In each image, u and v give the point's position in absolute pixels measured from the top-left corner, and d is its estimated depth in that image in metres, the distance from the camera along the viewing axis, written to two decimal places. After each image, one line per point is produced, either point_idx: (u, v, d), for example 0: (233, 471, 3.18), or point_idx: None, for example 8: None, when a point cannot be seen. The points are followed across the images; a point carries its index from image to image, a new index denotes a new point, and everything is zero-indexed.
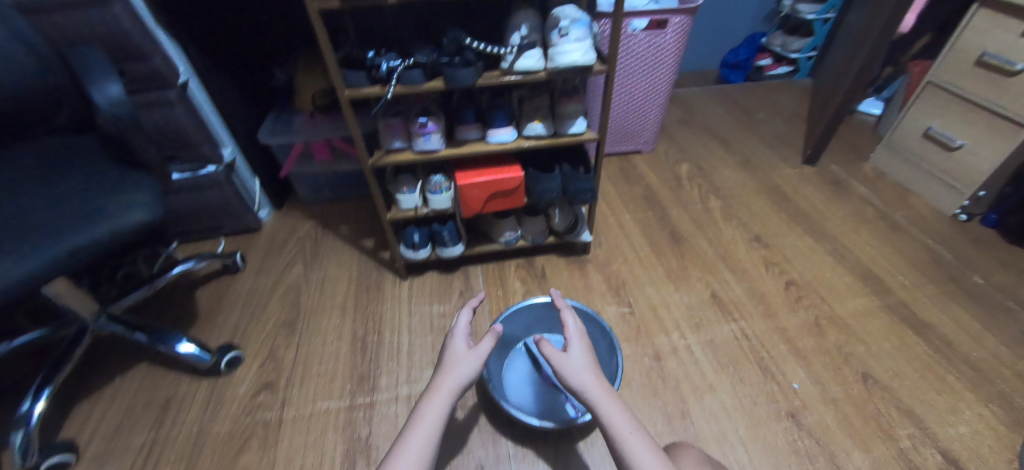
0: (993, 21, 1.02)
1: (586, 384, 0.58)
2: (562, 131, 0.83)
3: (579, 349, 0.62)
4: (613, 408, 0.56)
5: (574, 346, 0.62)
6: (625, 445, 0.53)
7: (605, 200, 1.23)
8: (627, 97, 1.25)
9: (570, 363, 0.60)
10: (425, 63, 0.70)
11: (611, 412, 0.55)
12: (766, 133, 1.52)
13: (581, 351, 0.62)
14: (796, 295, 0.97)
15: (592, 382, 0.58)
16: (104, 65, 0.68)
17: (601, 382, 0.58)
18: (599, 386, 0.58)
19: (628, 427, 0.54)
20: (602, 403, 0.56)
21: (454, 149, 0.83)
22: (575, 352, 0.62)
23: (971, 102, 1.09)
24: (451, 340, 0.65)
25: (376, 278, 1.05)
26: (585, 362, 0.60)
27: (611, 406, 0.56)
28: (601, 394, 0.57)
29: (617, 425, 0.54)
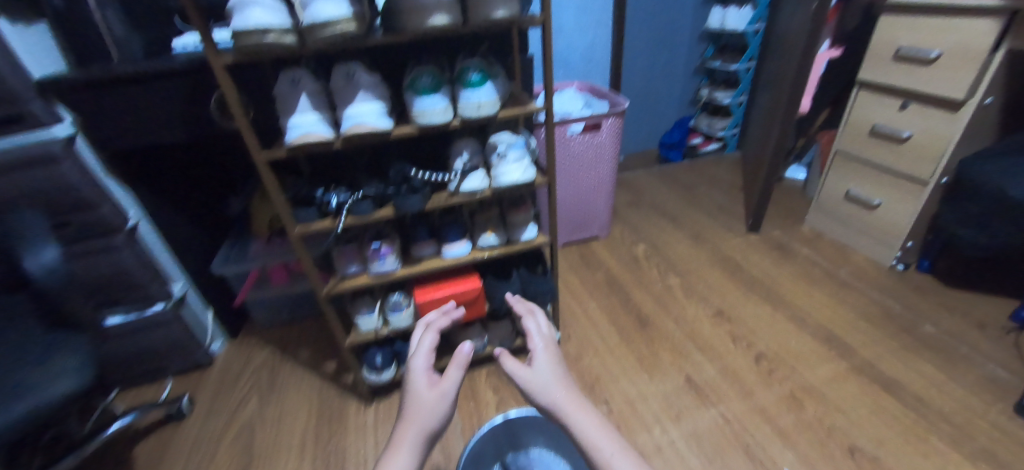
0: (874, 100, 1.19)
1: (552, 396, 0.52)
2: (514, 238, 0.87)
3: (545, 362, 0.58)
4: (584, 418, 0.49)
5: (538, 359, 0.58)
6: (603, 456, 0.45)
7: (569, 290, 1.25)
8: (577, 190, 1.33)
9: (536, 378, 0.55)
10: (373, 194, 0.72)
11: (583, 419, 0.49)
12: (709, 206, 1.63)
13: (548, 363, 0.57)
14: (767, 368, 0.98)
15: (561, 397, 0.52)
16: (43, 228, 0.67)
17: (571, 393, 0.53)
18: (568, 397, 0.52)
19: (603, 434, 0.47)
20: (572, 416, 0.50)
21: (410, 266, 0.84)
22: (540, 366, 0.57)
23: (876, 166, 1.22)
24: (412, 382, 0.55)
25: (339, 406, 0.98)
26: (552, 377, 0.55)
27: (583, 417, 0.49)
28: (571, 406, 0.50)
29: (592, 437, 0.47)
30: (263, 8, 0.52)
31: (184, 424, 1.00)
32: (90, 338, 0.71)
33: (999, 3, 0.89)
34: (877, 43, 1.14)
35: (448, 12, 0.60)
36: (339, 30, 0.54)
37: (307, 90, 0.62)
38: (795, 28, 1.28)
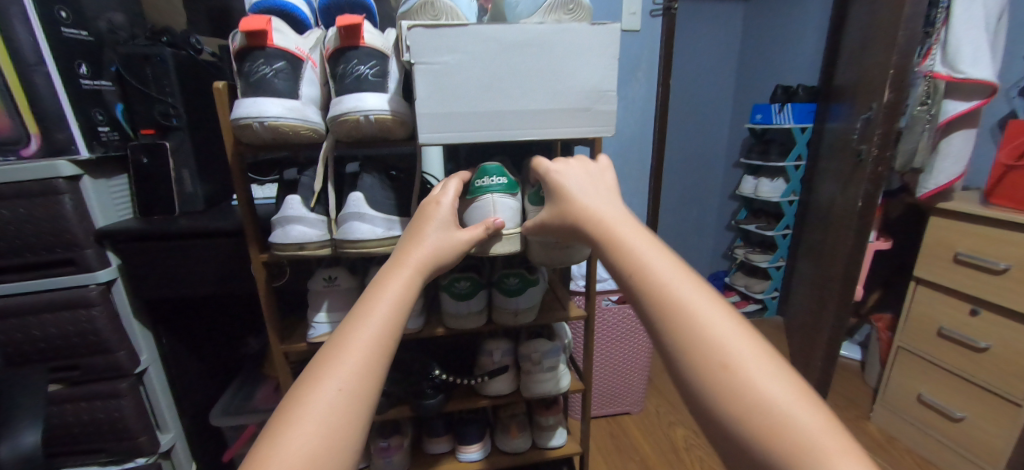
0: (936, 297, 1.11)
1: (613, 216, 0.46)
2: (541, 443, 0.76)
3: (573, 180, 0.51)
4: (639, 256, 0.41)
5: (567, 180, 0.52)
6: (669, 291, 0.39)
7: None
8: (608, 362, 1.24)
9: (595, 198, 0.48)
10: (391, 391, 0.66)
11: (644, 248, 0.42)
12: None
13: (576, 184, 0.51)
14: None
15: (625, 224, 0.45)
16: (38, 415, 0.67)
17: (629, 219, 0.46)
18: (627, 223, 0.45)
19: (670, 271, 0.40)
20: (628, 247, 0.42)
21: (420, 466, 0.74)
22: (585, 189, 0.50)
23: (953, 372, 1.08)
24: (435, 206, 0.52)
25: None
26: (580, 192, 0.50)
27: (644, 248, 0.42)
28: (630, 230, 0.44)
29: (654, 272, 0.40)
30: (305, 224, 0.54)
31: None
32: None
33: None
34: (929, 241, 1.10)
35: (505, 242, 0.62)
36: (365, 249, 0.53)
37: (341, 288, 0.61)
38: (837, 212, 1.27)
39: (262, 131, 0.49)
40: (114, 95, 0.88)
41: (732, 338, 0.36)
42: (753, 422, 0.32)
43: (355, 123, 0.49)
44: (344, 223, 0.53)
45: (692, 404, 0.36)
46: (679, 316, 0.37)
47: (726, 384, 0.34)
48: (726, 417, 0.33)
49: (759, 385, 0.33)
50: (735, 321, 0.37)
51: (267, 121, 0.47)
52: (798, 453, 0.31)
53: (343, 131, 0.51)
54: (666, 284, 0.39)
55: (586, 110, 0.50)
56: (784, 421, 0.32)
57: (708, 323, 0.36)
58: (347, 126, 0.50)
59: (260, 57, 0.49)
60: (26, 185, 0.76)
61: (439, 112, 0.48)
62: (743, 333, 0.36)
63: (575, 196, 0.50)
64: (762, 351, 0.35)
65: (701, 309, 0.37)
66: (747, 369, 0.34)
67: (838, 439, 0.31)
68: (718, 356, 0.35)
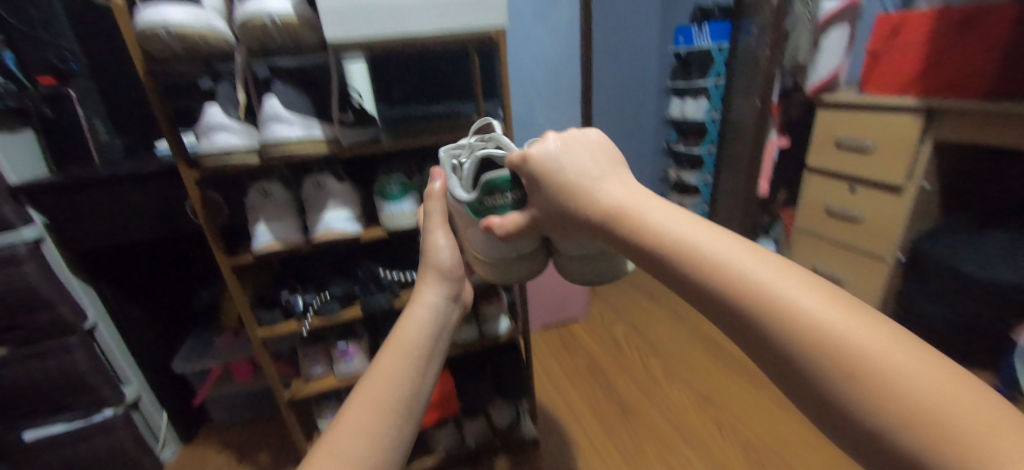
0: (823, 182, 1.28)
1: (617, 191, 0.36)
2: (486, 332, 0.85)
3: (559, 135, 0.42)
4: (658, 217, 0.33)
5: (546, 137, 0.42)
6: (704, 253, 0.29)
7: (549, 377, 1.20)
8: (553, 275, 1.34)
9: (581, 154, 0.39)
10: (340, 294, 0.73)
11: (653, 209, 0.34)
12: None
13: (558, 141, 0.40)
14: (755, 458, 0.93)
15: (618, 190, 0.36)
16: None
17: (645, 194, 0.36)
18: (621, 183, 0.37)
19: (701, 231, 0.31)
20: (632, 210, 0.34)
21: None
22: (564, 140, 0.41)
23: (837, 243, 1.27)
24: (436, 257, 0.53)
25: None
26: (566, 145, 0.40)
27: (661, 213, 0.33)
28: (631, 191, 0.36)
29: (671, 229, 0.31)
30: (228, 133, 0.56)
31: None
32: None
33: (915, 103, 1.01)
34: (818, 133, 1.25)
35: (516, 262, 0.57)
36: (290, 151, 0.57)
37: (276, 199, 0.64)
38: (745, 118, 1.40)
39: (169, 38, 0.50)
40: None
41: (797, 292, 0.25)
42: (867, 389, 0.22)
43: (262, 27, 0.51)
44: (266, 126, 0.57)
45: (780, 379, 0.25)
46: (726, 284, 0.27)
47: (808, 342, 0.24)
48: (831, 389, 0.23)
49: (854, 345, 0.23)
50: (792, 267, 0.27)
51: (171, 28, 0.49)
52: (935, 427, 0.20)
53: (251, 36, 0.53)
54: (700, 249, 0.29)
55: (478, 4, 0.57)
56: (912, 395, 0.21)
57: (762, 282, 0.26)
58: (254, 30, 0.52)
59: None
60: None
61: (343, 10, 0.53)
62: (808, 285, 0.26)
63: (558, 162, 0.39)
64: (842, 301, 0.25)
65: (750, 272, 0.27)
66: (833, 329, 0.23)
67: (993, 405, 0.20)
68: (780, 317, 0.25)
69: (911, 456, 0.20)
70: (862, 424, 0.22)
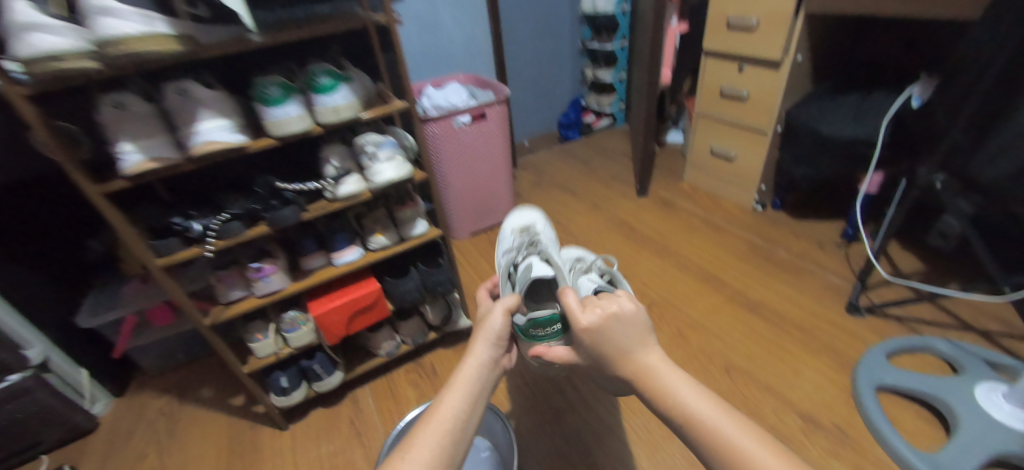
0: (717, 64, 1.35)
1: (647, 367, 0.44)
2: (405, 236, 0.88)
3: (604, 322, 0.45)
4: (647, 361, 0.44)
5: (596, 329, 0.45)
6: (682, 404, 0.41)
7: (479, 276, 1.27)
8: (475, 181, 1.36)
9: (611, 304, 0.47)
10: (241, 213, 0.69)
11: (644, 354, 0.44)
12: (604, 177, 1.74)
13: (598, 318, 0.45)
14: (658, 313, 1.09)
15: (629, 328, 0.46)
16: None
17: (646, 333, 0.46)
18: (622, 311, 0.46)
19: (676, 378, 0.43)
20: (649, 372, 0.44)
21: (302, 280, 0.82)
22: (617, 342, 0.45)
23: (728, 122, 1.38)
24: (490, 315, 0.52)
25: (252, 437, 0.93)
26: (614, 339, 0.45)
27: (649, 359, 0.44)
28: (634, 335, 0.45)
29: (675, 391, 0.42)
30: (47, 33, 0.47)
31: None
32: None
33: None
34: (712, 14, 1.29)
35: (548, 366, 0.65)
36: (135, 49, 0.51)
37: (134, 111, 0.58)
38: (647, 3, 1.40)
39: None
40: None
41: (737, 433, 0.38)
42: None
43: None
44: (95, 20, 0.49)
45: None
46: (689, 418, 0.40)
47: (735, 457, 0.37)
48: None
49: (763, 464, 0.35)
50: (742, 418, 0.39)
51: None
52: None
53: None
54: (675, 394, 0.41)
55: None
56: None
57: (710, 420, 0.39)
58: None
59: None
60: None
61: None
62: (745, 426, 0.38)
63: (598, 336, 0.46)
64: (766, 438, 0.37)
65: (708, 416, 0.39)
66: (751, 456, 0.36)
67: None
68: (720, 443, 0.38)
69: None
70: None
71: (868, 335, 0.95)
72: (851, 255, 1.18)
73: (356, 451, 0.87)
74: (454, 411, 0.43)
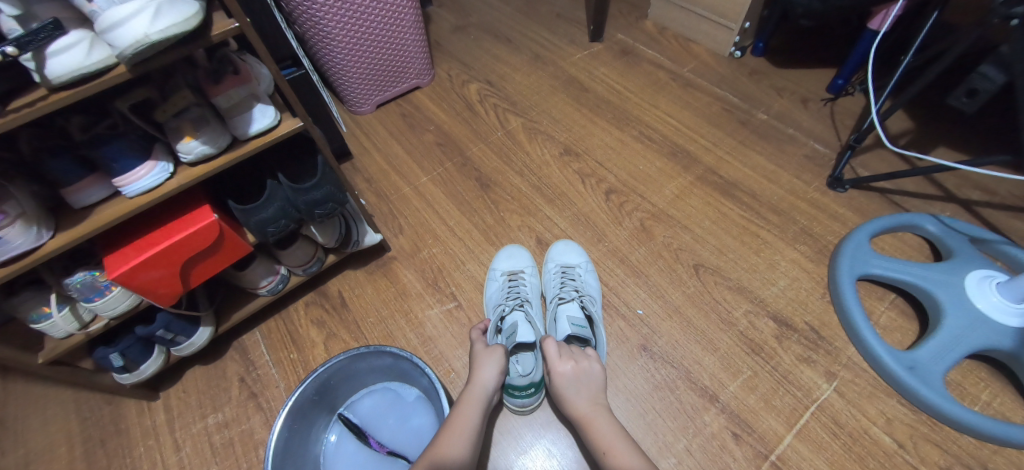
0: None
1: (596, 411, 0.54)
2: (237, 134, 0.55)
3: (571, 371, 0.58)
4: (598, 410, 0.55)
5: (564, 375, 0.57)
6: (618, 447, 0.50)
7: (391, 166, 0.97)
8: (368, 30, 0.94)
9: (583, 360, 0.59)
10: None
11: (593, 404, 0.55)
12: (546, 16, 1.32)
13: (570, 368, 0.58)
14: (618, 203, 0.89)
15: (591, 378, 0.57)
16: None
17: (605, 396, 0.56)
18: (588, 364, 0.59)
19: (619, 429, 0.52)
20: (590, 418, 0.54)
21: (78, 228, 0.50)
22: (576, 388, 0.56)
23: None
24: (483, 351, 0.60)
25: (112, 416, 0.71)
26: (575, 388, 0.56)
27: (595, 408, 0.55)
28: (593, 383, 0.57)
29: (604, 434, 0.52)
30: None
31: None
32: None
33: None
34: None
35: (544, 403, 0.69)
36: None
37: None
38: None
39: None
40: None
41: None
42: None
43: None
44: None
45: None
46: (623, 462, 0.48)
47: None
48: None
49: None
50: None
51: None
52: None
53: None
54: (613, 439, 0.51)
55: None
56: None
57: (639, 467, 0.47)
58: None
59: None
60: None
61: None
62: None
63: (564, 379, 0.57)
64: None
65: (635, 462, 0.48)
66: None
67: None
68: None
69: None
70: None
71: (851, 215, 0.83)
72: (839, 113, 0.99)
73: (253, 417, 0.69)
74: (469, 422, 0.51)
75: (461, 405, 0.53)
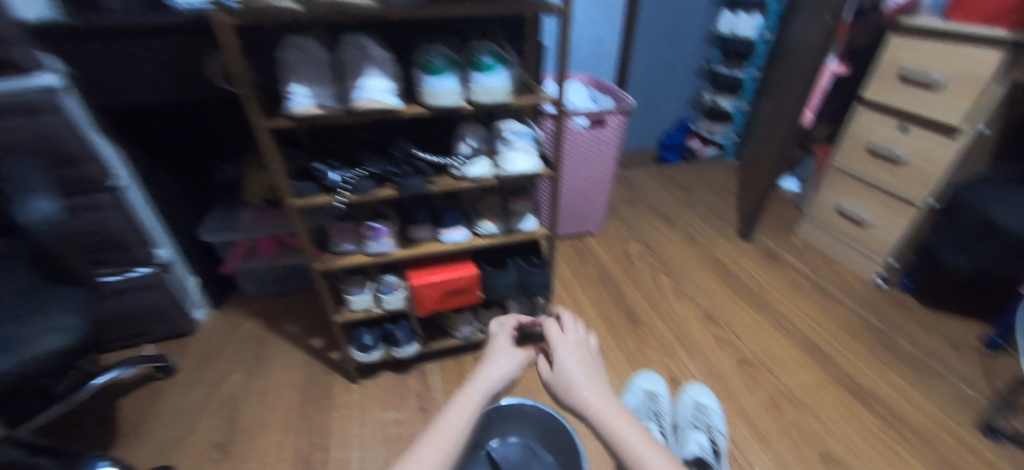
0: (873, 116, 1.19)
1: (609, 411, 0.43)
2: (513, 228, 0.85)
3: (573, 362, 0.51)
4: (617, 413, 0.43)
5: (571, 368, 0.50)
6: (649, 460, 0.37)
7: (560, 282, 1.24)
8: (576, 187, 1.33)
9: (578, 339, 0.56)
10: (376, 172, 0.70)
11: (599, 399, 0.45)
12: (703, 210, 1.63)
13: (571, 357, 0.52)
14: (750, 373, 0.99)
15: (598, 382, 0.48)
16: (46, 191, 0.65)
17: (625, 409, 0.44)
18: (623, 419, 0.41)
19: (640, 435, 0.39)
20: (603, 413, 0.43)
21: (410, 250, 0.82)
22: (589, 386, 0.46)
23: (870, 183, 1.23)
24: (495, 338, 0.59)
25: (326, 383, 0.96)
26: (583, 381, 0.48)
27: (610, 411, 0.43)
28: (666, 461, 0.36)
29: (618, 430, 0.40)
30: None
31: (164, 391, 0.97)
32: (87, 294, 0.70)
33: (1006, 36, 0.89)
34: (882, 62, 1.14)
35: None
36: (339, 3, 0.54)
37: (316, 59, 0.60)
38: (810, 38, 1.27)
39: None
40: None
41: None
42: None
43: None
44: None
45: None
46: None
47: None
48: None
49: None
50: None
51: None
52: None
53: None
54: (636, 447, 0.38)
55: None
56: None
57: None
58: None
59: None
60: None
61: None
62: None
63: (571, 375, 0.49)
64: None
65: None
66: None
67: None
68: None
69: None
70: None
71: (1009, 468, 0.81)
72: (994, 365, 1.01)
73: (418, 425, 0.87)
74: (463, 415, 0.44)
75: (452, 408, 0.45)
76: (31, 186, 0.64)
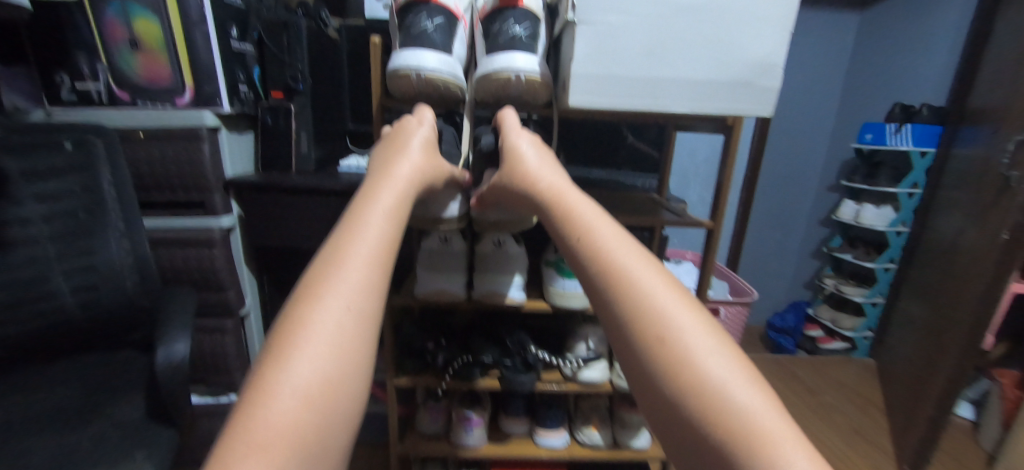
0: None
1: (596, 222, 0.45)
2: (621, 441, 0.72)
3: (549, 169, 0.53)
4: (604, 228, 0.44)
5: (545, 168, 0.53)
6: (636, 283, 0.40)
7: None
8: None
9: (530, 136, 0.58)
10: (485, 360, 0.67)
11: (574, 202, 0.47)
12: (840, 425, 1.32)
13: (550, 169, 0.53)
14: None
15: (564, 182, 0.51)
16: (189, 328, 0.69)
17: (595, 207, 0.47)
18: (581, 197, 0.48)
19: (639, 260, 0.42)
20: (564, 193, 0.49)
21: (500, 445, 0.72)
22: (542, 163, 0.53)
23: None
24: (409, 123, 0.58)
25: None
26: (545, 161, 0.54)
27: (598, 221, 0.45)
28: (613, 233, 0.44)
29: (599, 237, 0.43)
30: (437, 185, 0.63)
31: None
32: (178, 433, 0.68)
33: None
34: None
35: None
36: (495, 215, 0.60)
37: (453, 250, 0.64)
38: (972, 250, 1.11)
39: (418, 81, 0.54)
40: (254, 59, 0.96)
41: (677, 313, 0.38)
42: (678, 375, 0.35)
43: (505, 81, 0.53)
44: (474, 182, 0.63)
45: (636, 372, 0.38)
46: (638, 299, 0.39)
47: (654, 327, 0.37)
48: (658, 364, 0.36)
49: (686, 343, 0.36)
50: (686, 302, 0.39)
51: (424, 72, 0.53)
52: (737, 438, 0.32)
53: (490, 87, 0.55)
54: (618, 257, 0.42)
55: (745, 86, 0.52)
56: (714, 380, 0.34)
57: (652, 292, 0.39)
58: (497, 83, 0.54)
59: (422, 11, 0.55)
60: (177, 130, 0.85)
61: (595, 76, 0.52)
62: (688, 307, 0.39)
63: (548, 186, 0.50)
64: (707, 329, 0.37)
65: (649, 284, 0.40)
66: (687, 345, 0.36)
67: (780, 421, 0.32)
68: (660, 331, 0.37)
69: (699, 426, 0.33)
70: (682, 403, 0.34)
71: None
72: None
73: None
74: (373, 239, 0.41)
75: (382, 185, 0.47)
76: (179, 320, 0.69)
